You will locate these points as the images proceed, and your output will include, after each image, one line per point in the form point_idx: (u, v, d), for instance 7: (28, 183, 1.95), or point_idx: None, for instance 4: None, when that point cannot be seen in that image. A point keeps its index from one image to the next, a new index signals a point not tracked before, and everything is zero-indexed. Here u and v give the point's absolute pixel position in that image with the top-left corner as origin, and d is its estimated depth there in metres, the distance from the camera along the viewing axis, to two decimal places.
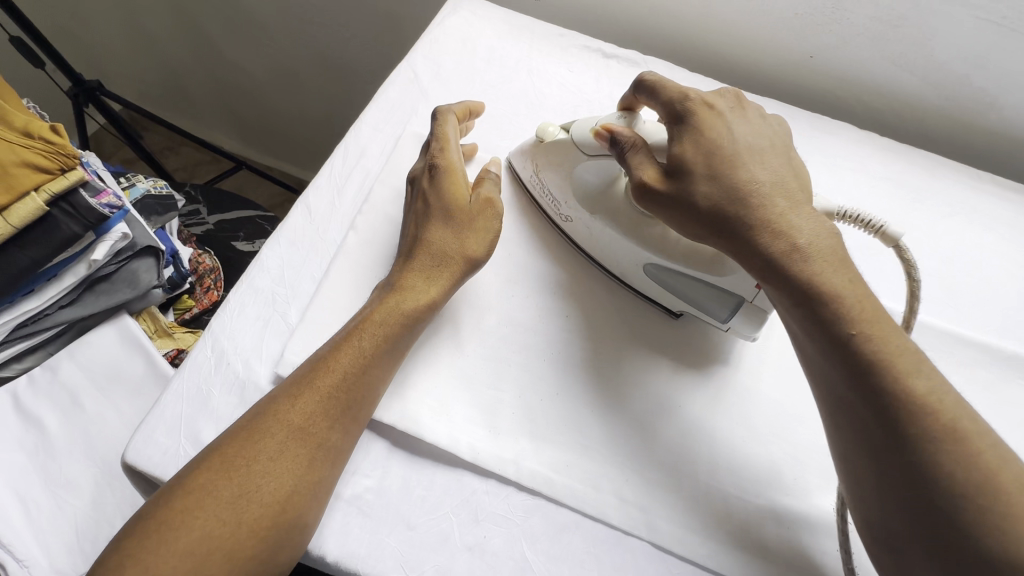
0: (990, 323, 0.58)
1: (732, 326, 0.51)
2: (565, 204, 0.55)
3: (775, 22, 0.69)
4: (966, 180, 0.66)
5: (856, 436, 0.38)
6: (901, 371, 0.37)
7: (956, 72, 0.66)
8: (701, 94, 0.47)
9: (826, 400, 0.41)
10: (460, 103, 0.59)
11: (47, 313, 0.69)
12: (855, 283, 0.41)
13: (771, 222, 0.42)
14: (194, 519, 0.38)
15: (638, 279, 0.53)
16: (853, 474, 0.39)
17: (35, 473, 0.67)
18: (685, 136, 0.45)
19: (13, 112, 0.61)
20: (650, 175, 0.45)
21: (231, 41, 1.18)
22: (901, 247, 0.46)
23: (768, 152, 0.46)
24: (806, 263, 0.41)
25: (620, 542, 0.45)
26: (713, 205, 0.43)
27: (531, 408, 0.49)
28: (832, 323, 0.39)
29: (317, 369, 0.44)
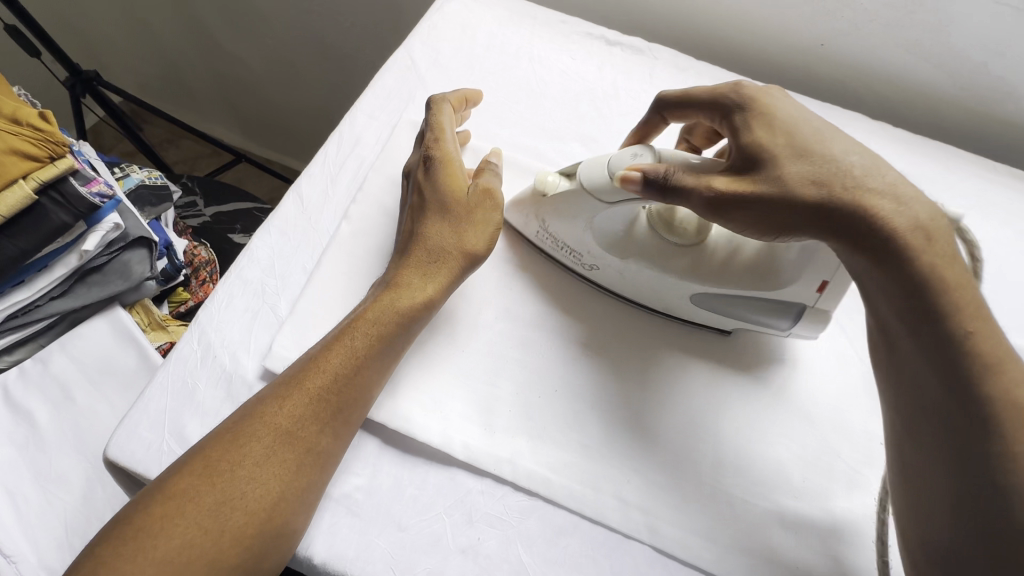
0: (1007, 320, 0.55)
1: (794, 331, 0.49)
2: (588, 254, 0.50)
3: (785, 8, 0.67)
4: (983, 173, 0.64)
5: (953, 446, 0.34)
6: (1015, 374, 0.33)
7: (974, 60, 0.63)
8: (756, 84, 0.45)
9: (916, 410, 0.36)
10: (455, 91, 0.57)
11: (37, 304, 0.68)
12: (963, 273, 0.36)
13: (886, 194, 0.37)
14: (174, 526, 0.36)
15: (687, 308, 0.50)
16: (931, 494, 0.35)
17: (24, 467, 0.65)
18: (752, 128, 0.42)
19: (2, 98, 0.60)
20: (723, 180, 0.41)
21: (230, 31, 1.16)
22: (961, 230, 0.43)
23: (846, 129, 0.42)
24: (926, 245, 0.36)
25: (620, 546, 0.43)
26: (817, 187, 0.38)
27: (529, 405, 0.47)
28: (943, 320, 0.34)
29: (305, 370, 0.42)
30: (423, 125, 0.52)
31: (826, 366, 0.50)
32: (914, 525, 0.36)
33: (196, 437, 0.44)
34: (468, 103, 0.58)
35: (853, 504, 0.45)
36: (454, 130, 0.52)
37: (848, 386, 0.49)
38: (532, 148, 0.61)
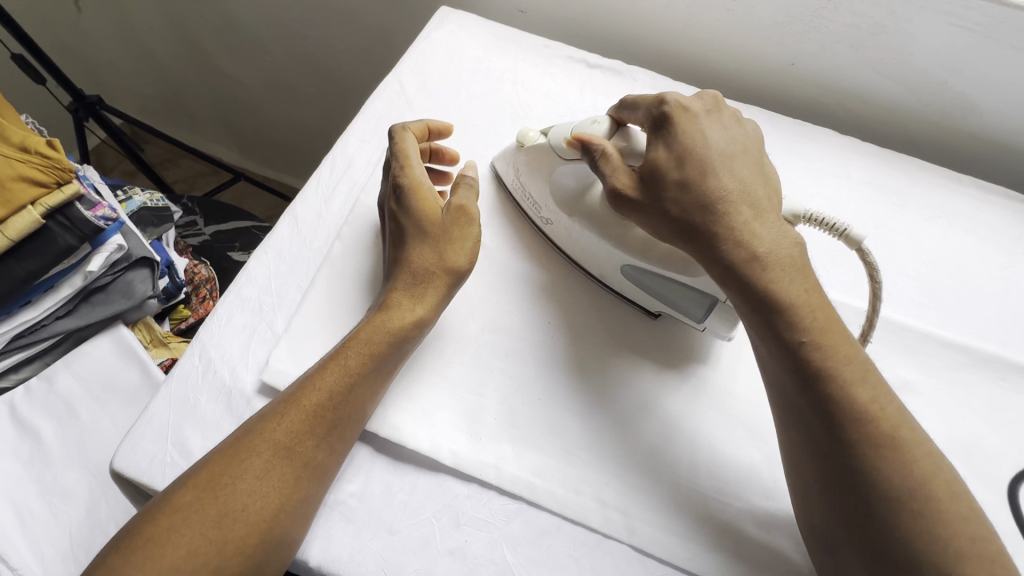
0: (970, 326, 0.58)
1: (709, 326, 0.51)
2: (545, 207, 0.56)
3: (755, 31, 0.70)
4: (948, 184, 0.67)
5: (803, 437, 0.41)
6: (849, 376, 0.40)
7: (935, 77, 0.66)
8: (678, 97, 0.49)
9: (780, 407, 0.43)
10: (418, 122, 0.58)
11: (44, 323, 0.71)
12: (811, 290, 0.43)
13: (738, 228, 0.44)
14: (180, 537, 0.38)
15: (617, 281, 0.54)
16: (803, 481, 0.42)
17: (30, 483, 0.68)
18: (660, 144, 0.47)
19: (11, 128, 0.63)
20: (623, 180, 0.47)
21: (228, 54, 1.20)
22: (864, 249, 0.48)
23: (740, 158, 0.48)
24: (766, 273, 0.43)
25: (600, 546, 0.46)
26: (683, 215, 0.45)
27: (513, 413, 0.49)
28: (782, 330, 0.42)
29: (301, 389, 0.44)
30: (388, 154, 0.54)
31: None
32: (801, 510, 0.43)
33: (198, 448, 0.46)
34: (437, 133, 0.59)
35: None
36: (420, 157, 0.54)
37: None
38: None
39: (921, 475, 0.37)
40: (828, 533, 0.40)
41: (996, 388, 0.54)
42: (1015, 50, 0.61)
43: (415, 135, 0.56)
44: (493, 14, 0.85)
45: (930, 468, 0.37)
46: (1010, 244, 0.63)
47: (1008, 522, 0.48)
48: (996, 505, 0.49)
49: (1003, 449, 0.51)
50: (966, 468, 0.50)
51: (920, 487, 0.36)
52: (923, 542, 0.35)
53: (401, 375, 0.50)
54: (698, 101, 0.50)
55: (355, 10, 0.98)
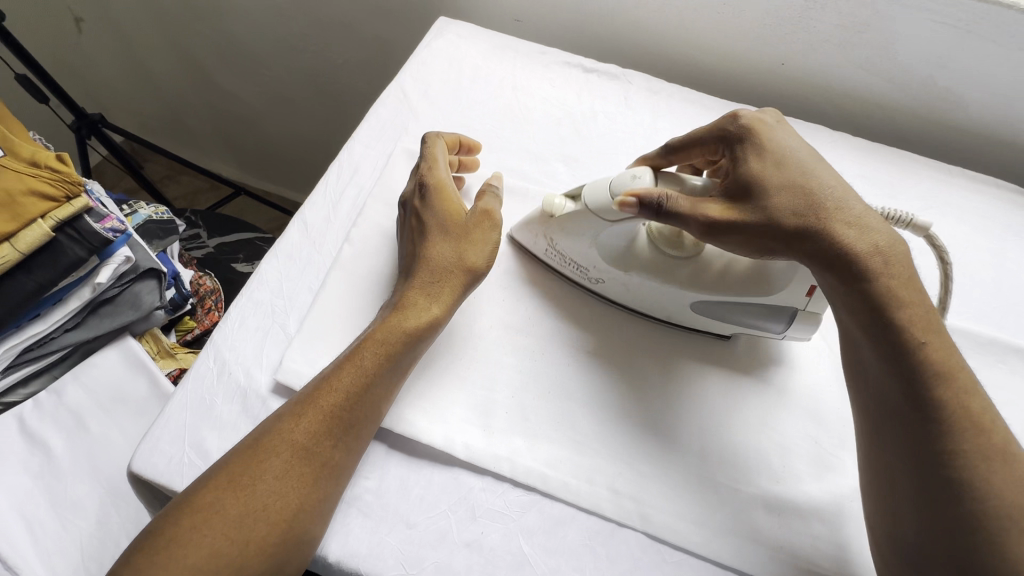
0: (966, 311, 0.60)
1: (789, 333, 0.52)
2: (593, 268, 0.54)
3: (744, 33, 0.73)
4: (937, 175, 0.69)
5: (910, 441, 0.39)
6: (963, 384, 0.39)
7: (920, 73, 0.69)
8: (751, 113, 0.50)
9: (882, 409, 0.41)
10: (450, 134, 0.61)
11: (52, 336, 0.71)
12: (921, 295, 0.41)
13: (851, 224, 0.42)
14: (202, 536, 0.39)
15: (689, 317, 0.53)
16: (896, 488, 0.40)
17: (41, 495, 0.68)
18: (749, 152, 0.46)
19: (21, 144, 0.64)
20: (715, 208, 0.45)
21: (228, 71, 1.22)
22: (931, 237, 0.49)
23: (823, 158, 0.47)
24: (884, 268, 0.41)
25: (615, 534, 0.46)
26: (793, 215, 0.43)
27: (524, 408, 0.50)
28: (904, 336, 0.39)
29: (320, 390, 0.45)
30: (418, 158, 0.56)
31: (800, 359, 0.54)
32: (884, 521, 0.41)
33: (215, 450, 0.47)
34: (467, 149, 0.62)
35: (830, 486, 0.48)
36: (447, 163, 0.56)
37: (822, 377, 0.53)
38: (519, 170, 0.66)
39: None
40: (920, 548, 0.38)
41: (992, 370, 0.55)
42: (995, 44, 0.63)
43: (447, 146, 0.60)
44: (489, 23, 0.87)
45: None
46: (1001, 231, 0.65)
47: None
48: None
49: None
50: None
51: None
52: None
53: (413, 374, 0.51)
54: (762, 113, 0.50)
55: (353, 24, 1.00)
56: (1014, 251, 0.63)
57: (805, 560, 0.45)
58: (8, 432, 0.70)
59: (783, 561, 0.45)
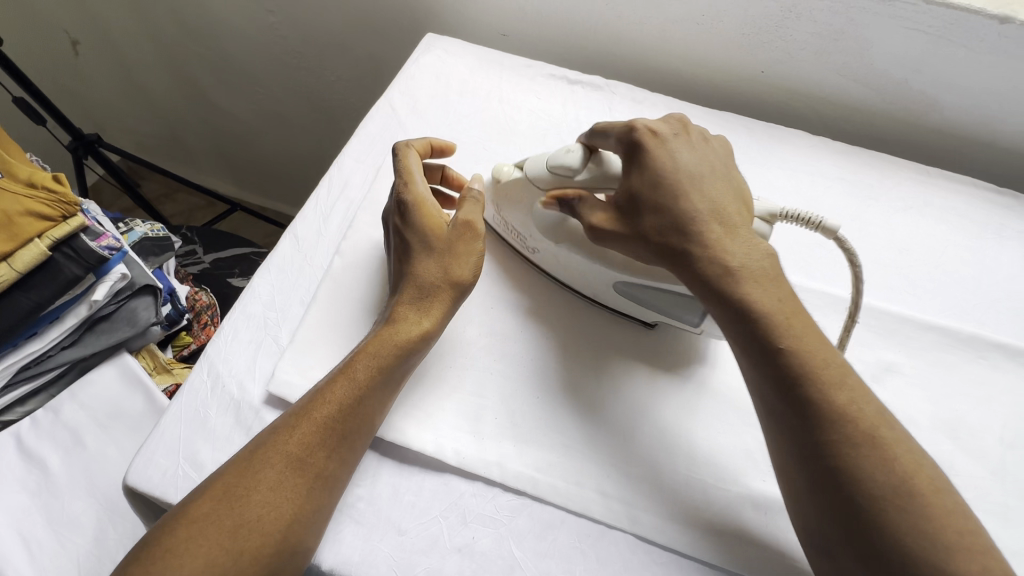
0: (947, 309, 0.61)
1: (705, 329, 0.53)
2: (530, 238, 0.57)
3: (724, 43, 0.74)
4: (917, 177, 0.70)
5: (790, 438, 0.42)
6: (827, 380, 0.41)
7: (896, 77, 0.70)
8: (647, 122, 0.52)
9: (762, 410, 0.44)
10: (421, 139, 0.59)
11: (49, 354, 0.72)
12: (787, 297, 0.45)
13: (717, 240, 0.46)
14: (196, 547, 0.39)
15: (612, 297, 0.55)
16: (792, 481, 0.42)
17: (38, 513, 0.68)
18: (637, 169, 0.50)
19: (18, 165, 0.66)
20: (600, 217, 0.50)
21: (222, 89, 1.24)
22: (841, 239, 0.50)
23: (709, 175, 0.50)
24: (744, 281, 0.45)
25: (604, 536, 0.47)
26: (664, 234, 0.47)
27: (512, 413, 0.51)
28: (767, 340, 0.43)
29: (313, 401, 0.45)
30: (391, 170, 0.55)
31: None
32: (796, 515, 0.43)
33: (209, 461, 0.48)
34: (439, 151, 0.60)
35: None
36: (422, 173, 0.54)
37: None
38: None
39: (901, 468, 0.38)
40: (822, 534, 0.40)
41: (974, 366, 0.56)
42: (967, 49, 0.65)
43: (419, 154, 0.57)
44: (477, 38, 0.89)
45: (911, 463, 0.39)
46: (980, 230, 0.66)
47: (993, 492, 0.50)
48: (983, 477, 0.51)
49: (986, 424, 0.53)
50: (953, 444, 0.52)
51: (902, 481, 0.38)
52: (914, 535, 0.37)
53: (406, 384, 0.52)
54: (662, 124, 0.53)
55: (343, 41, 1.02)
56: (992, 249, 0.65)
57: (791, 558, 0.46)
58: (6, 451, 0.71)
59: (770, 558, 0.46)
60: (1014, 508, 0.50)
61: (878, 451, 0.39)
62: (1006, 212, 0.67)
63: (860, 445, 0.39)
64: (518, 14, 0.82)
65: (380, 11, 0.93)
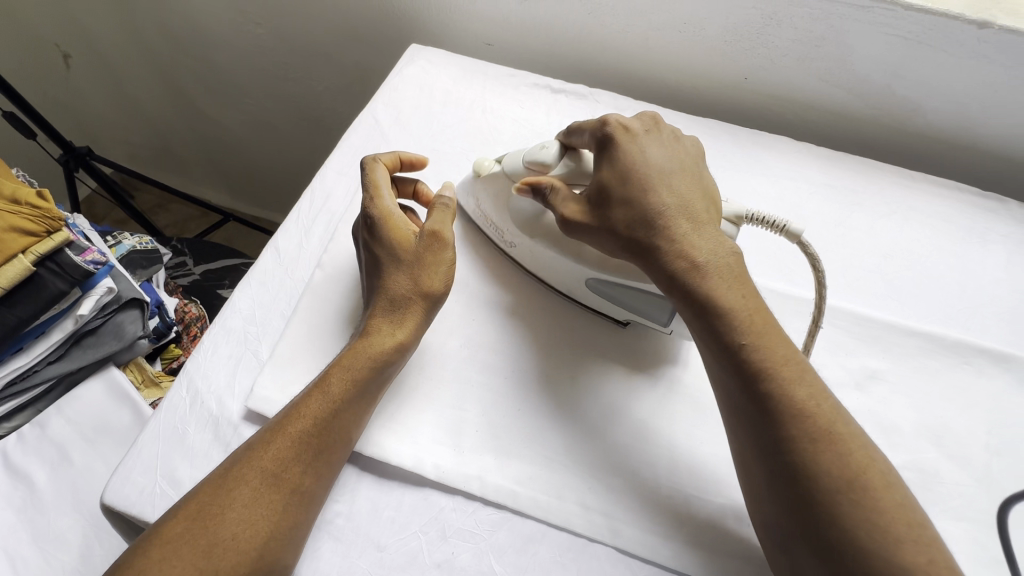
0: (932, 315, 0.61)
1: (674, 329, 0.53)
2: (507, 232, 0.58)
3: (707, 50, 0.74)
4: (901, 181, 0.70)
5: (750, 433, 0.42)
6: (786, 375, 0.41)
7: (879, 82, 0.70)
8: (620, 118, 0.53)
9: (724, 408, 0.45)
10: (390, 153, 0.59)
11: (35, 369, 0.71)
12: (749, 294, 0.45)
13: (679, 236, 0.46)
14: (170, 567, 0.38)
15: (583, 293, 0.55)
16: (753, 479, 0.42)
17: (23, 530, 0.68)
18: (606, 161, 0.51)
19: (3, 181, 0.66)
20: (572, 207, 0.51)
21: (212, 100, 1.25)
22: (804, 243, 0.51)
23: (676, 174, 0.50)
24: (706, 276, 0.45)
25: (585, 550, 0.46)
26: (629, 227, 0.48)
27: (493, 425, 0.51)
28: (726, 333, 0.43)
29: (287, 416, 0.45)
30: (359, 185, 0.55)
31: None
32: (755, 512, 0.43)
33: (187, 478, 0.47)
34: (410, 164, 0.59)
35: None
36: (390, 187, 0.54)
37: None
38: None
39: (856, 464, 0.38)
40: (780, 530, 0.40)
41: (959, 373, 0.56)
42: (947, 54, 0.65)
43: (387, 168, 0.57)
44: (462, 48, 0.89)
45: (865, 458, 0.39)
46: (964, 234, 0.66)
47: (979, 500, 0.50)
48: (967, 484, 0.50)
49: (970, 430, 0.53)
50: (938, 451, 0.52)
51: (856, 477, 0.38)
52: (866, 530, 0.36)
53: (386, 397, 0.51)
54: (635, 120, 0.54)
55: (331, 52, 1.02)
56: (976, 253, 0.65)
57: None
58: None
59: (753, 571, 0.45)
60: (1001, 516, 0.49)
61: (836, 445, 0.39)
62: (992, 216, 0.67)
63: (817, 440, 0.39)
64: (502, 23, 0.82)
65: (366, 21, 0.93)
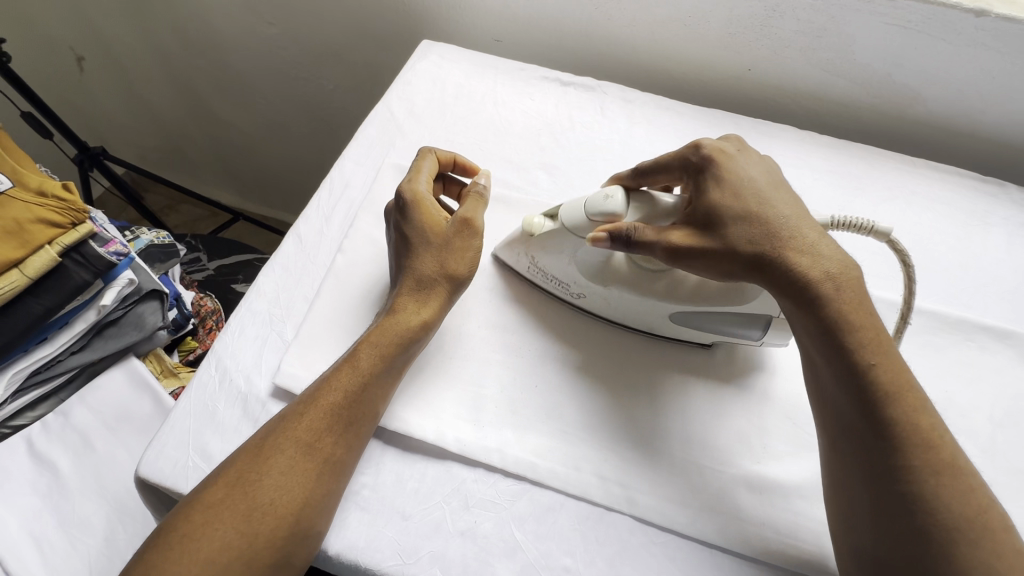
0: (934, 294, 0.62)
1: (766, 340, 0.54)
2: (575, 284, 0.55)
3: (712, 42, 0.76)
4: (902, 167, 0.72)
5: (868, 460, 0.41)
6: (911, 405, 0.41)
7: (879, 71, 0.72)
8: (711, 141, 0.52)
9: (834, 426, 0.44)
10: (448, 152, 0.60)
11: (59, 359, 0.73)
12: (873, 316, 0.44)
13: (804, 252, 0.45)
14: (213, 530, 0.40)
15: (669, 328, 0.55)
16: (855, 506, 0.42)
17: (48, 514, 0.70)
18: (712, 179, 0.49)
19: (29, 174, 0.66)
20: (677, 236, 0.47)
21: (223, 100, 1.27)
22: (893, 241, 0.50)
23: (782, 187, 0.50)
24: (837, 292, 0.44)
25: (603, 518, 0.48)
26: (752, 241, 0.46)
27: (513, 402, 0.52)
28: (854, 355, 0.42)
29: (319, 391, 0.47)
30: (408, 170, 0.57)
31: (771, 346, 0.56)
32: (845, 537, 0.43)
33: (218, 452, 0.49)
34: (463, 169, 0.60)
35: (804, 464, 0.50)
36: (433, 176, 0.56)
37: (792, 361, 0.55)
38: (501, 179, 0.69)
39: (977, 500, 0.38)
40: (878, 559, 0.40)
41: (964, 349, 0.57)
42: (947, 43, 0.66)
43: (441, 163, 0.59)
44: (469, 44, 0.91)
45: (982, 493, 0.39)
46: (966, 218, 0.68)
47: (983, 469, 0.51)
48: (972, 454, 0.52)
49: (975, 403, 0.55)
50: (942, 423, 0.54)
51: (977, 514, 0.38)
52: (983, 568, 0.36)
53: (407, 376, 0.53)
54: (722, 142, 0.53)
55: (343, 50, 1.04)
56: (977, 236, 0.66)
57: (784, 536, 0.47)
58: (17, 455, 0.72)
59: (765, 536, 0.47)
60: (1004, 485, 0.51)
61: (959, 477, 0.39)
62: (992, 199, 0.69)
63: (942, 473, 0.39)
64: (511, 19, 0.84)
65: (376, 19, 0.96)
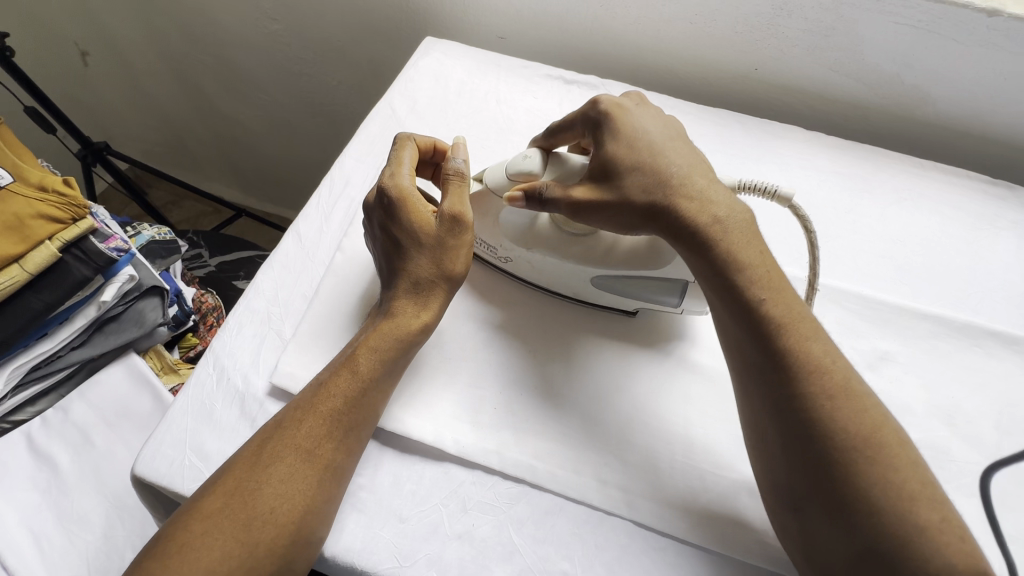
0: (942, 298, 0.61)
1: (686, 307, 0.55)
2: (501, 247, 0.56)
3: (718, 41, 0.75)
4: (911, 169, 0.71)
5: (766, 391, 0.42)
6: (799, 335, 0.42)
7: (888, 72, 0.71)
8: (609, 96, 0.53)
9: (738, 365, 0.45)
10: (427, 138, 0.58)
11: (59, 354, 0.72)
12: (764, 254, 0.46)
13: (694, 198, 0.47)
14: (212, 542, 0.40)
15: (591, 293, 0.56)
16: (766, 444, 0.43)
17: (47, 510, 0.70)
18: (608, 136, 0.50)
19: (29, 169, 0.67)
20: (580, 191, 0.49)
21: (226, 94, 1.26)
22: (796, 207, 0.52)
23: (678, 139, 0.51)
24: (722, 234, 0.46)
25: (603, 523, 0.47)
26: (646, 193, 0.47)
27: (510, 402, 0.52)
28: (743, 291, 0.44)
29: (316, 396, 0.46)
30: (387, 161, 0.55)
31: None
32: (763, 475, 0.44)
33: (215, 451, 0.49)
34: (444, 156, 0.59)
35: None
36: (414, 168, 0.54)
37: None
38: None
39: (869, 421, 0.39)
40: (789, 489, 0.41)
41: (971, 354, 0.57)
42: (958, 43, 0.65)
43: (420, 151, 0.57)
44: (473, 41, 0.91)
45: (879, 414, 0.40)
46: (975, 221, 0.66)
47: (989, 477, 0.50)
48: (978, 462, 0.51)
49: (981, 409, 0.54)
50: (948, 429, 0.53)
51: (870, 433, 0.39)
52: (879, 485, 0.37)
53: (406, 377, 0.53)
54: (621, 98, 0.54)
55: (345, 47, 1.04)
56: (985, 240, 0.65)
57: None
58: (16, 450, 0.72)
59: (767, 542, 0.46)
60: (1011, 493, 0.50)
61: (851, 401, 0.40)
62: (1001, 203, 0.68)
63: (835, 396, 0.40)
64: (515, 16, 0.84)
65: (380, 16, 0.95)
